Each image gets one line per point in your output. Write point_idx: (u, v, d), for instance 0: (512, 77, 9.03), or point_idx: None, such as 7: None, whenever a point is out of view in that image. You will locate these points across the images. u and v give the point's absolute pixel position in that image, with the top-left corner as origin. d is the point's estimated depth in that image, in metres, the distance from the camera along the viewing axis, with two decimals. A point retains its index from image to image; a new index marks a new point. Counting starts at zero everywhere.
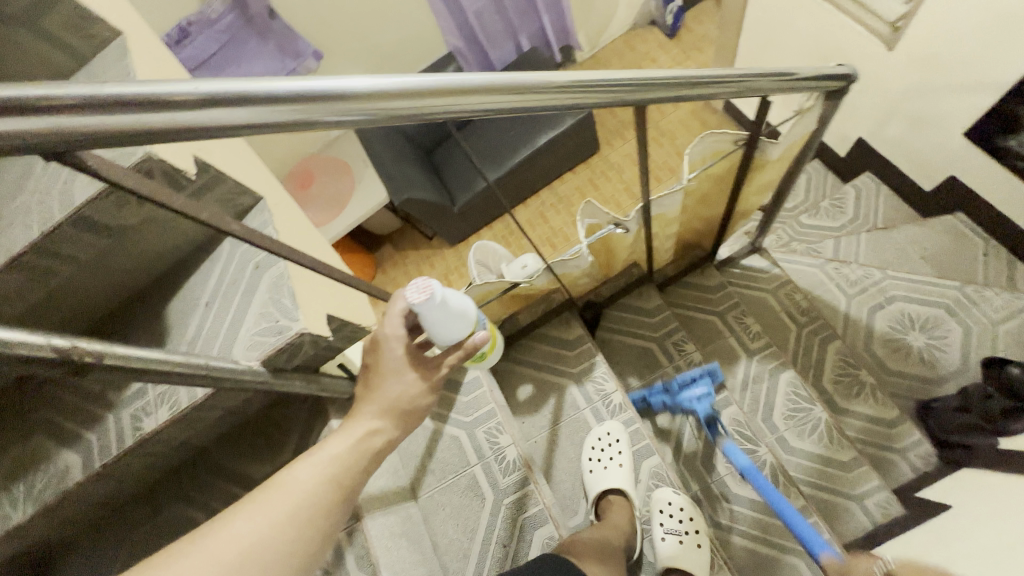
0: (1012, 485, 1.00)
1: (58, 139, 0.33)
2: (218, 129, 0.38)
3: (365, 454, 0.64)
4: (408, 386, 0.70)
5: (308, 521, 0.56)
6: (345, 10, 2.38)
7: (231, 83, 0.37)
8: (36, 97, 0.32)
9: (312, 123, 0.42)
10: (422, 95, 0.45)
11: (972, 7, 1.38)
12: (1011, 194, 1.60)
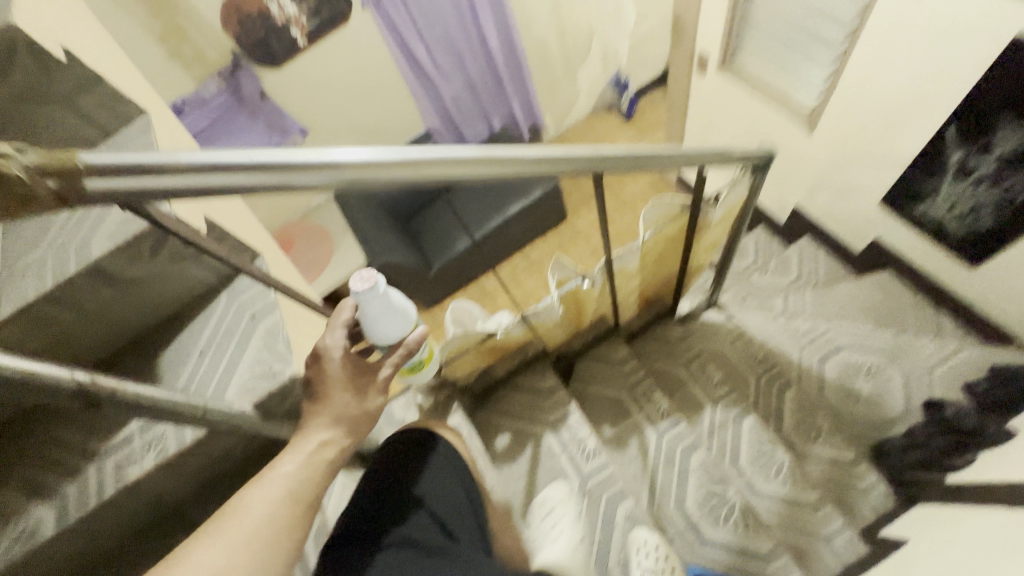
0: (959, 518, 1.08)
1: (137, 195, 0.40)
2: (264, 188, 0.46)
3: (321, 466, 0.69)
4: (354, 395, 0.75)
5: (271, 539, 0.61)
6: (331, 93, 2.59)
7: (213, 157, 0.42)
8: (129, 164, 0.39)
9: (286, 185, 0.47)
10: (382, 164, 0.51)
11: (870, 101, 1.66)
12: (925, 253, 1.83)
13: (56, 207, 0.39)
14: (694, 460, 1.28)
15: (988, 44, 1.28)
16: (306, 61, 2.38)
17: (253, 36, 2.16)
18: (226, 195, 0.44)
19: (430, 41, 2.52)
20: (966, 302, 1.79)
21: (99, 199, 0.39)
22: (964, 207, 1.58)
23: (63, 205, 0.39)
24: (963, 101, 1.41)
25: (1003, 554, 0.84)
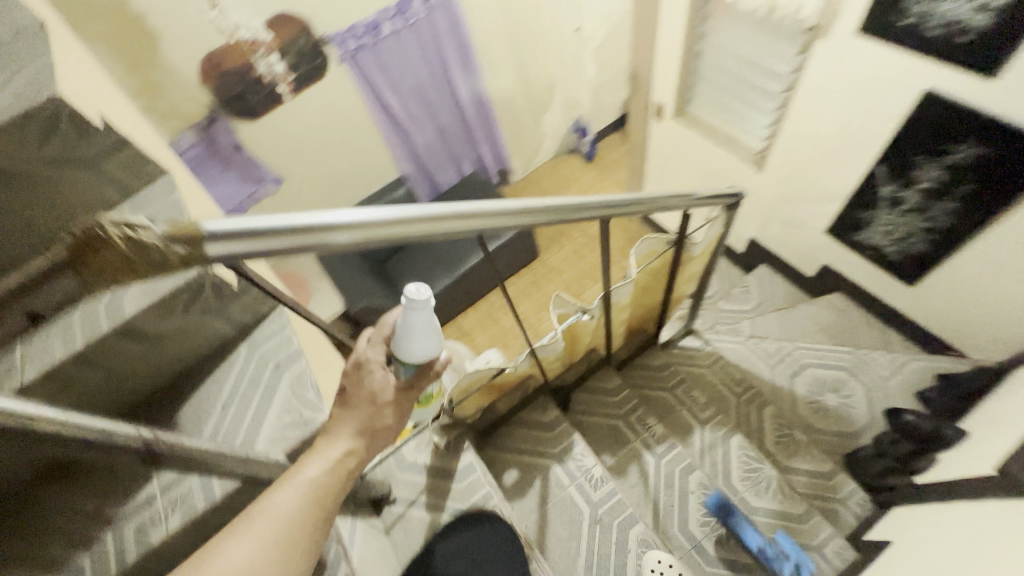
0: (936, 516, 1.19)
1: (242, 256, 0.44)
2: (343, 245, 0.51)
3: (342, 473, 0.67)
4: (382, 408, 0.74)
5: (295, 542, 0.59)
6: (305, 144, 2.60)
7: (279, 219, 0.45)
8: (240, 228, 0.42)
9: (323, 245, 0.49)
10: (412, 220, 0.56)
11: (810, 144, 1.87)
12: (868, 275, 2.04)
13: (181, 269, 0.41)
14: (693, 481, 1.34)
15: (901, 96, 1.49)
16: (283, 113, 2.42)
17: (231, 90, 2.19)
18: (277, 256, 0.47)
19: (403, 93, 2.64)
20: (907, 319, 2.00)
21: (211, 261, 0.42)
22: (898, 234, 1.78)
23: (186, 266, 0.41)
24: (887, 143, 1.62)
25: (982, 543, 0.94)
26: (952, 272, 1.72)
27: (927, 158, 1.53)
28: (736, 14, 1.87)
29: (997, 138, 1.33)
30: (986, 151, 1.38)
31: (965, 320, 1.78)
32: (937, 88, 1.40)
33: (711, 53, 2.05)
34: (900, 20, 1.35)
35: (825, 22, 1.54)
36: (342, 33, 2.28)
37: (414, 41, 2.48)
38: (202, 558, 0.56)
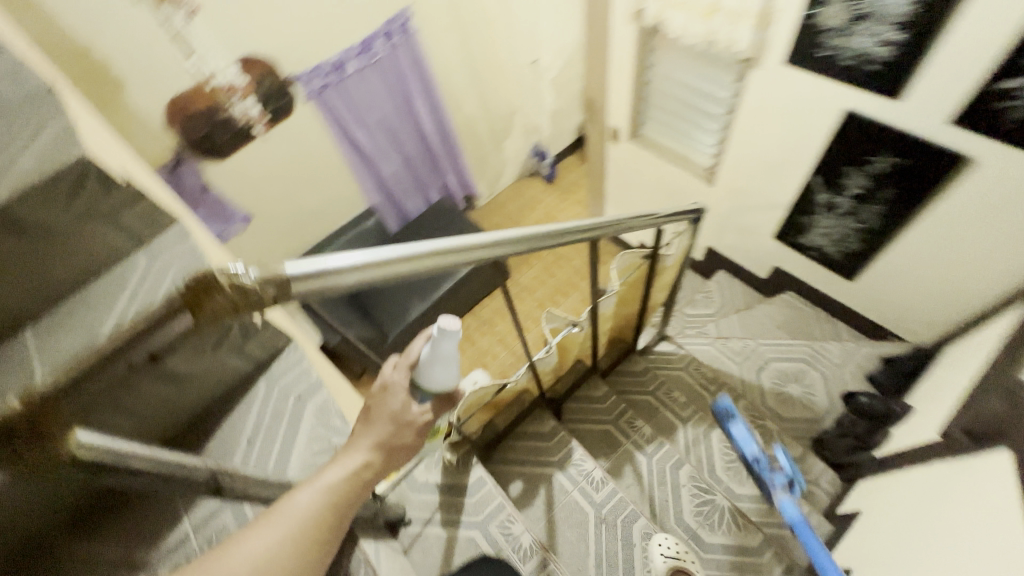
0: (897, 483, 1.33)
1: (317, 295, 0.50)
2: (393, 279, 0.58)
3: (357, 486, 0.65)
4: (401, 425, 0.74)
5: (308, 545, 0.57)
6: (274, 181, 2.58)
7: (346, 259, 0.52)
8: (316, 269, 0.49)
9: (379, 278, 0.56)
10: (447, 251, 0.63)
11: (754, 160, 2.08)
12: (814, 274, 2.25)
13: (264, 306, 0.47)
14: (683, 474, 1.43)
15: (827, 116, 1.70)
16: (251, 152, 2.40)
17: (197, 132, 2.17)
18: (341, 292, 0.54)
19: (369, 126, 2.71)
20: (851, 310, 2.21)
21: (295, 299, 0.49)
22: (837, 235, 2.00)
23: (269, 302, 0.47)
24: (819, 157, 1.83)
25: (940, 500, 1.07)
26: (885, 266, 1.93)
27: (854, 167, 1.74)
28: (678, 48, 2.07)
29: (909, 149, 1.55)
30: (902, 160, 1.60)
31: (900, 307, 2.00)
32: (856, 108, 1.61)
33: (658, 82, 2.25)
34: (820, 52, 1.56)
35: (757, 55, 1.74)
36: (307, 73, 2.33)
37: (377, 77, 2.56)
38: (216, 553, 0.53)
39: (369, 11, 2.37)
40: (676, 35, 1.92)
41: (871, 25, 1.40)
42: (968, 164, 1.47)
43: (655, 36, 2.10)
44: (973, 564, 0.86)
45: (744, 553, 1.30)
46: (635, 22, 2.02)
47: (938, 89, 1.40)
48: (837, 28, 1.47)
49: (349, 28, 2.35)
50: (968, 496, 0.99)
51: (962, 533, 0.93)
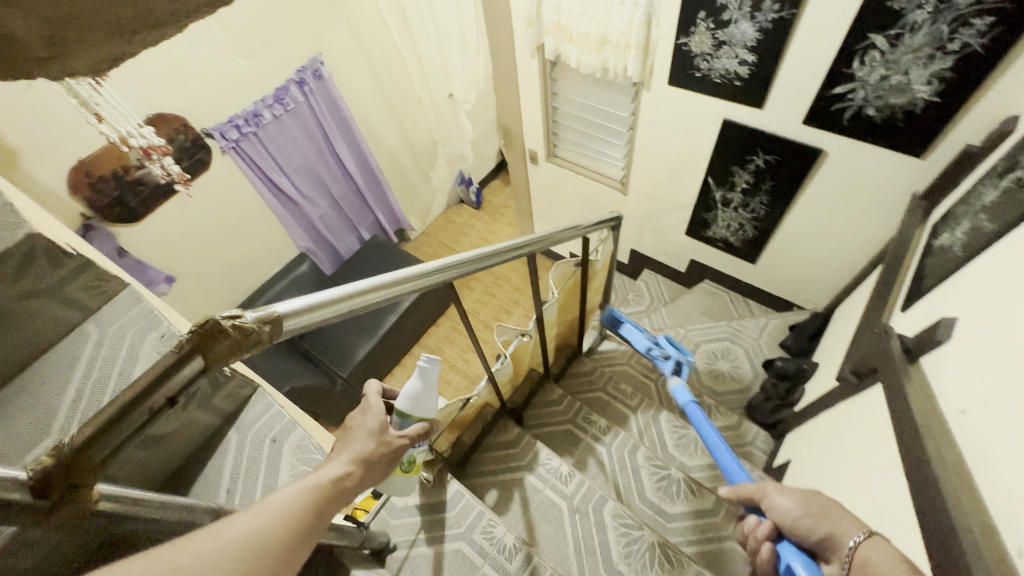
0: (814, 428, 1.55)
1: (300, 332, 0.56)
2: (361, 309, 0.65)
3: (337, 492, 0.60)
4: (376, 443, 0.73)
5: (290, 538, 0.51)
6: (196, 236, 2.48)
7: (321, 295, 0.59)
8: (300, 307, 0.55)
9: (350, 309, 0.62)
10: (405, 279, 0.71)
11: (658, 168, 2.34)
12: (723, 262, 2.55)
13: (264, 346, 0.52)
14: (640, 457, 1.57)
15: (712, 125, 1.98)
16: (168, 210, 2.30)
17: (107, 197, 2.05)
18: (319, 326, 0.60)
19: (292, 172, 2.69)
20: (758, 289, 2.52)
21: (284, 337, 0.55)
22: (736, 226, 2.28)
23: (267, 342, 0.53)
24: (710, 160, 2.11)
25: (844, 433, 1.28)
26: (778, 247, 2.23)
27: (739, 166, 2.02)
28: (578, 75, 2.31)
29: (777, 148, 1.85)
30: (772, 157, 1.90)
31: (795, 281, 2.32)
32: (731, 117, 1.90)
33: (566, 106, 2.47)
34: (694, 73, 1.83)
35: (645, 78, 2.00)
36: (220, 125, 2.29)
37: (295, 123, 2.57)
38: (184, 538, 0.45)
39: (279, 61, 2.40)
40: (574, 65, 2.15)
41: (733, 49, 1.67)
42: (822, 155, 1.77)
43: (556, 66, 2.32)
44: (866, 473, 1.06)
45: (701, 515, 1.44)
46: (537, 55, 2.23)
47: (792, 98, 1.70)
48: (704, 52, 1.74)
49: (260, 79, 2.37)
50: (862, 425, 1.20)
51: (860, 455, 1.13)
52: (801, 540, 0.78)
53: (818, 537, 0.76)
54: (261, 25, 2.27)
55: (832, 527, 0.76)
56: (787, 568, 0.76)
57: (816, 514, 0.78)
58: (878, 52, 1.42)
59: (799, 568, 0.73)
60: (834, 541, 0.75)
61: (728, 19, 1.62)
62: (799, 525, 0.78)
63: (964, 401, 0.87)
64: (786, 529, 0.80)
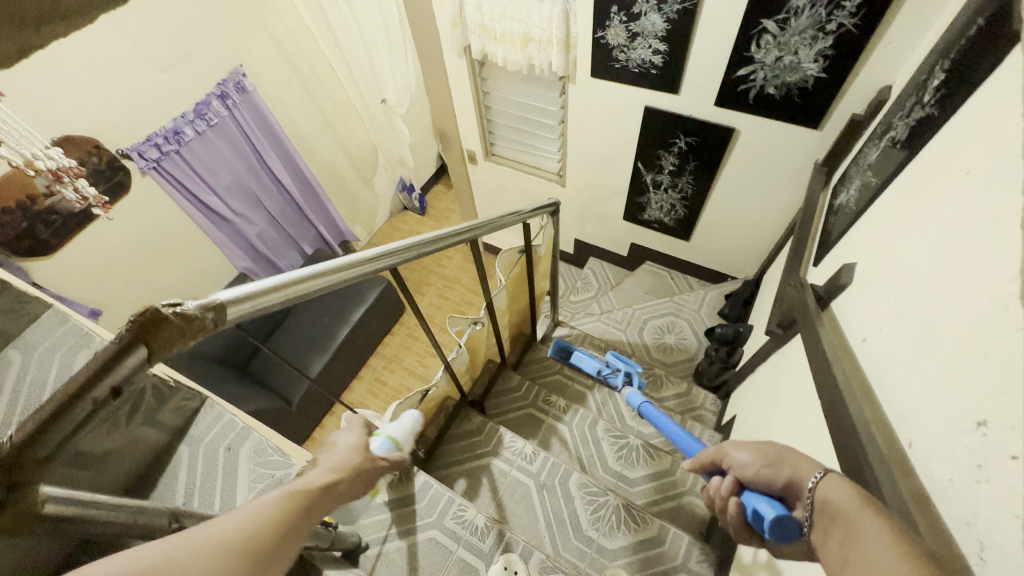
0: (753, 382, 1.68)
1: (247, 317, 0.58)
2: (306, 295, 0.67)
3: (329, 493, 0.62)
4: (355, 458, 0.74)
5: (288, 529, 0.50)
6: (122, 264, 2.33)
7: (264, 281, 0.60)
8: (246, 294, 0.57)
9: (295, 296, 0.64)
10: (349, 265, 0.72)
11: (591, 158, 2.45)
12: (660, 242, 2.70)
13: (208, 332, 0.53)
14: (600, 430, 1.64)
15: (635, 112, 2.10)
16: (86, 238, 2.15)
17: (14, 230, 1.88)
18: (263, 313, 0.61)
19: (222, 189, 2.56)
20: (694, 265, 2.69)
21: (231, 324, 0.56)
22: (668, 206, 2.42)
23: (212, 329, 0.54)
24: (638, 146, 2.23)
25: (778, 379, 1.40)
26: (707, 223, 2.40)
27: (665, 149, 2.15)
28: (507, 74, 2.38)
29: (696, 130, 1.99)
30: (693, 139, 2.03)
31: (726, 254, 2.49)
32: (652, 104, 2.02)
33: (498, 104, 2.53)
34: (614, 64, 1.94)
35: (569, 72, 2.08)
36: (137, 144, 2.16)
37: (223, 140, 2.46)
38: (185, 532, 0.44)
39: (196, 76, 2.31)
40: (502, 63, 2.21)
41: (646, 40, 1.79)
42: (736, 134, 1.93)
43: (484, 66, 2.38)
44: (795, 408, 1.17)
45: (661, 477, 1.53)
46: (465, 55, 2.28)
47: (702, 83, 1.84)
48: (620, 44, 1.85)
49: (177, 94, 2.27)
50: (789, 370, 1.32)
51: (790, 395, 1.24)
52: (767, 488, 0.68)
53: (782, 485, 0.67)
54: (173, 39, 2.18)
55: (792, 471, 0.66)
56: (755, 515, 0.66)
57: (775, 462, 0.68)
58: (771, 35, 1.57)
59: (767, 510, 0.64)
60: (799, 487, 0.66)
61: (638, 12, 1.73)
62: (761, 477, 0.69)
63: (865, 330, 0.99)
64: (748, 481, 0.70)
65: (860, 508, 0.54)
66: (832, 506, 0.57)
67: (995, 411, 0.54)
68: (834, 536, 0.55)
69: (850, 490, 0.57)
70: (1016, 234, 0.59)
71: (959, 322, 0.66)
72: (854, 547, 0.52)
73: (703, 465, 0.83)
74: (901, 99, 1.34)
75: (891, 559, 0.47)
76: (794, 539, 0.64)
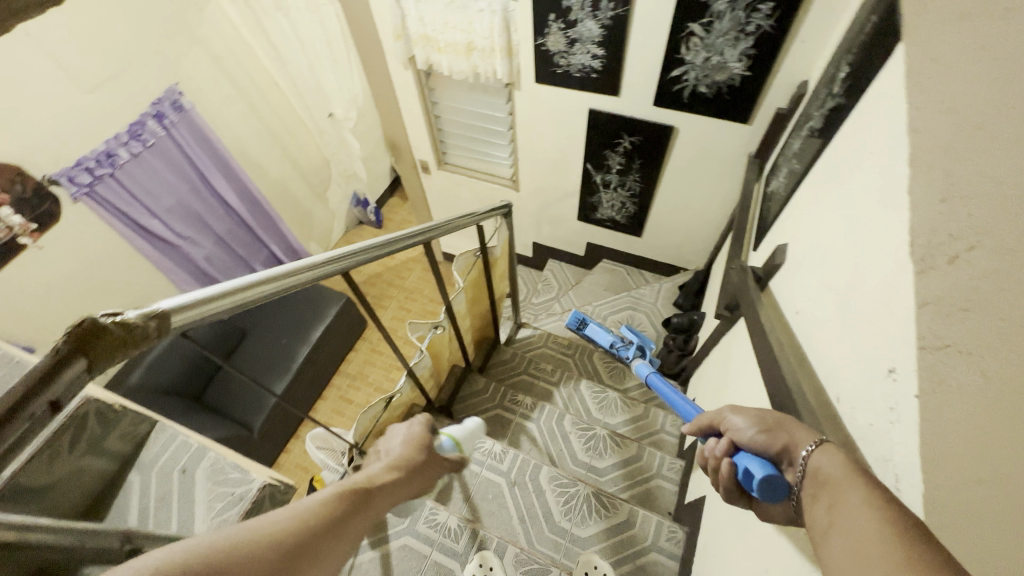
0: (708, 365, 1.75)
1: (191, 322, 0.57)
2: (256, 301, 0.67)
3: (391, 486, 0.72)
4: (405, 455, 0.86)
5: (365, 505, 0.61)
6: (56, 297, 2.20)
7: (211, 288, 0.59)
8: (192, 301, 0.56)
9: (243, 301, 0.63)
10: (297, 269, 0.72)
11: (541, 163, 2.52)
12: (614, 240, 2.79)
13: (152, 342, 0.52)
14: (567, 424, 1.67)
15: (580, 115, 2.17)
16: (13, 270, 2.01)
17: None
18: (208, 320, 0.60)
19: (166, 213, 2.45)
20: (648, 260, 2.79)
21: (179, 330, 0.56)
22: (618, 205, 2.51)
23: (156, 339, 0.53)
24: (585, 148, 2.30)
25: (729, 359, 1.47)
26: (656, 218, 2.50)
27: (611, 149, 2.23)
28: (453, 83, 2.41)
29: (638, 130, 2.08)
30: (636, 138, 2.12)
31: (677, 247, 2.60)
32: (595, 106, 2.10)
33: (446, 114, 2.56)
34: (556, 70, 2.01)
35: (514, 79, 2.14)
36: (67, 169, 2.04)
37: (162, 162, 2.35)
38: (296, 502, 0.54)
39: (128, 95, 2.22)
40: (447, 73, 2.24)
41: (584, 46, 1.87)
42: (675, 131, 2.03)
43: (431, 76, 2.42)
44: (743, 383, 1.24)
45: (628, 463, 1.58)
46: (410, 66, 2.30)
47: (640, 84, 1.93)
48: (561, 50, 1.92)
49: (108, 115, 2.16)
50: (737, 349, 1.40)
51: (738, 373, 1.31)
52: (760, 452, 0.67)
53: (777, 450, 0.65)
54: (100, 57, 2.09)
55: (789, 437, 0.64)
56: (744, 473, 0.65)
57: (771, 428, 0.66)
58: (698, 37, 1.67)
59: (756, 468, 0.63)
60: (793, 453, 0.63)
61: (575, 19, 1.80)
62: (755, 442, 0.68)
63: (798, 303, 1.07)
64: (743, 444, 0.70)
65: (850, 479, 0.53)
66: (822, 474, 0.56)
67: (899, 358, 0.60)
68: (819, 502, 0.54)
69: (845, 462, 0.55)
70: (906, 200, 0.66)
71: (868, 286, 0.73)
72: (837, 510, 0.51)
73: (699, 428, 0.82)
74: (817, 91, 1.45)
75: (866, 521, 0.47)
76: (781, 500, 0.63)
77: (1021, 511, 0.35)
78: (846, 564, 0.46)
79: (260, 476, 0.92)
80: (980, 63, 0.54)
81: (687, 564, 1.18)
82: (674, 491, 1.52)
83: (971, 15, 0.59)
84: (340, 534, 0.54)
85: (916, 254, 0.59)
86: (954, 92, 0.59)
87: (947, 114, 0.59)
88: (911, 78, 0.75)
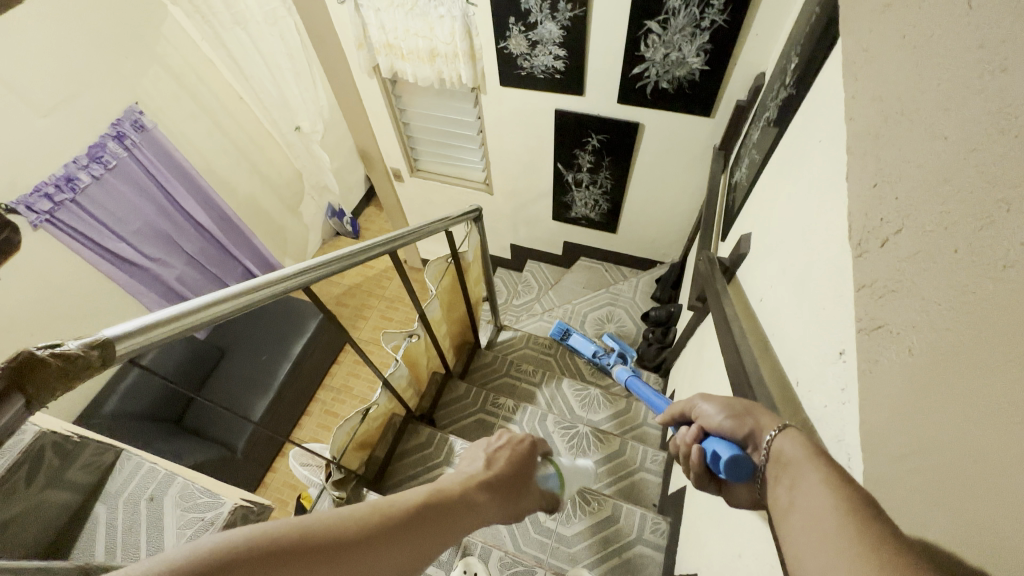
0: (685, 356, 1.78)
1: (145, 346, 0.57)
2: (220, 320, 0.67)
3: (466, 509, 0.71)
4: (490, 470, 0.86)
5: (429, 521, 0.62)
6: (20, 326, 2.13)
7: (171, 310, 0.60)
8: (148, 325, 0.57)
9: (201, 322, 0.63)
10: (259, 285, 0.72)
11: (513, 165, 2.53)
12: (589, 237, 2.81)
13: (98, 371, 0.52)
14: (550, 423, 1.68)
15: (548, 117, 2.19)
16: None
17: None
18: (169, 341, 0.60)
19: (134, 235, 2.39)
20: (624, 255, 2.82)
21: (137, 352, 0.56)
22: (591, 203, 2.54)
23: (101, 367, 0.52)
24: (555, 148, 2.32)
25: (703, 349, 1.49)
26: (629, 214, 2.53)
27: (580, 149, 2.25)
28: (420, 90, 2.41)
29: (605, 128, 2.10)
30: (603, 136, 2.14)
31: (652, 240, 2.63)
32: (561, 107, 2.12)
33: (415, 121, 2.55)
34: (520, 72, 2.02)
35: (479, 83, 2.15)
36: (25, 197, 1.99)
37: (126, 184, 2.30)
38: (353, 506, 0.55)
39: (84, 118, 2.16)
40: (413, 80, 2.24)
41: (546, 47, 1.88)
42: (641, 127, 2.05)
43: (397, 83, 2.40)
44: (716, 373, 1.26)
45: (613, 458, 1.59)
46: (375, 74, 2.28)
47: (603, 83, 1.96)
48: (523, 52, 1.93)
49: (65, 139, 2.11)
50: (710, 338, 1.42)
51: (712, 363, 1.33)
52: (728, 436, 0.67)
53: (743, 435, 0.65)
54: (53, 82, 2.04)
55: (755, 423, 0.65)
56: (713, 457, 0.66)
57: (739, 413, 0.67)
58: (656, 35, 1.69)
59: (723, 451, 0.64)
60: (758, 438, 0.64)
61: (534, 22, 1.81)
62: (723, 426, 0.68)
63: (761, 290, 1.09)
64: (711, 429, 0.70)
65: (810, 459, 0.52)
66: (784, 457, 0.56)
67: (848, 341, 0.61)
68: (782, 483, 0.54)
69: (805, 444, 0.55)
70: (845, 186, 0.69)
71: (818, 271, 0.76)
72: (797, 491, 0.51)
73: (672, 417, 0.82)
74: (773, 82, 1.48)
75: (822, 499, 0.47)
76: (748, 482, 0.63)
77: (949, 482, 0.36)
78: (802, 542, 0.46)
79: (233, 497, 0.91)
80: (899, 52, 0.56)
81: (672, 556, 1.20)
82: (658, 483, 1.54)
83: (893, 8, 0.61)
84: (381, 550, 0.53)
85: (856, 238, 0.61)
86: (880, 81, 0.61)
87: (876, 102, 0.61)
88: (847, 69, 0.78)
